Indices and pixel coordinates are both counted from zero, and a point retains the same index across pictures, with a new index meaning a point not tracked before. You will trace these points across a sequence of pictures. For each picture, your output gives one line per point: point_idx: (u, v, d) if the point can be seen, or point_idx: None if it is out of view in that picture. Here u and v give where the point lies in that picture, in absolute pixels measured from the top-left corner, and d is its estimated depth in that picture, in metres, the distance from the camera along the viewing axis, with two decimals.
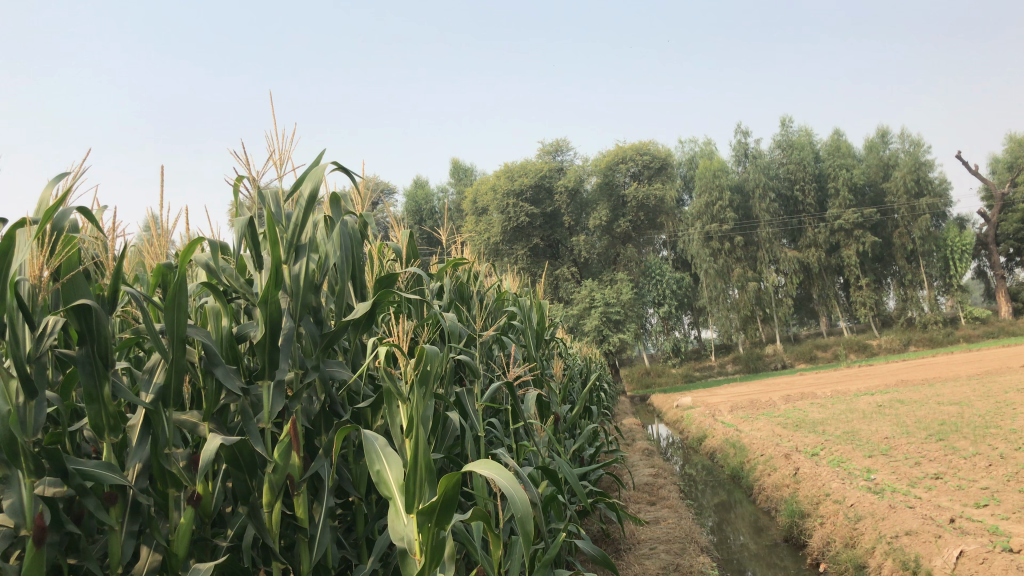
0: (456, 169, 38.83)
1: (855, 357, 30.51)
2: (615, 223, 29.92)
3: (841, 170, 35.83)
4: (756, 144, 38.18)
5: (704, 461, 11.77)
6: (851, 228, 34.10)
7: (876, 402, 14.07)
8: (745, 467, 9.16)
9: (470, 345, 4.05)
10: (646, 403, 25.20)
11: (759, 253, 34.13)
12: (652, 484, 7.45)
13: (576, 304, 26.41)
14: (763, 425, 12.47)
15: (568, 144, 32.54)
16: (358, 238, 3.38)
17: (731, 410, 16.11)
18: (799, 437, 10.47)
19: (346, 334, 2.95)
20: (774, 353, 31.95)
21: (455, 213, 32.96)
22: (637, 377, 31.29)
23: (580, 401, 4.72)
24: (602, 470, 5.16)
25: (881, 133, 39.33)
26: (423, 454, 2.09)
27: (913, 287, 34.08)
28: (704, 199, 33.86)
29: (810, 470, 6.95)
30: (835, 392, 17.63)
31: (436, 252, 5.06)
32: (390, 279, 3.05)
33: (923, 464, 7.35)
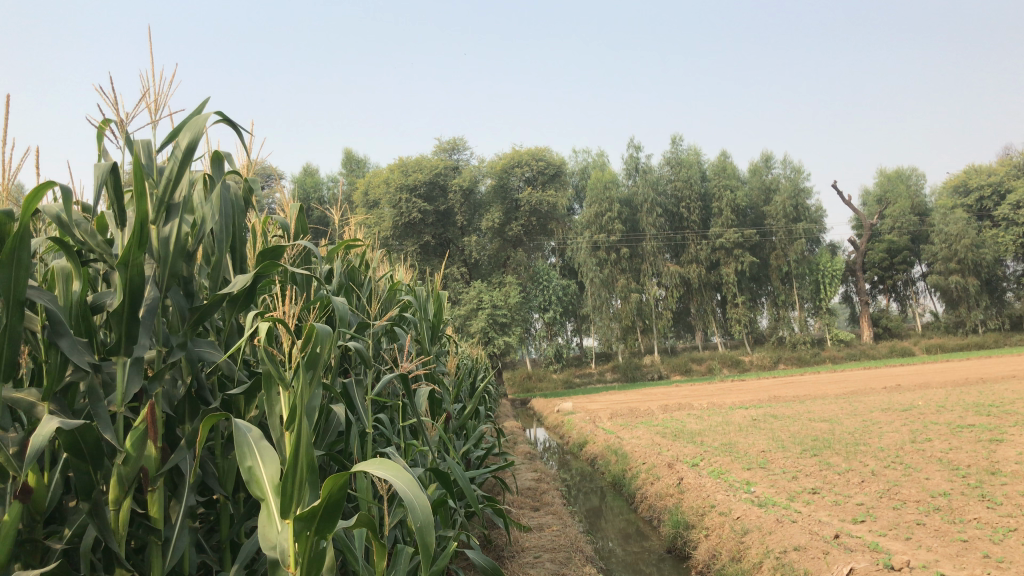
0: (348, 159, 37.98)
1: (729, 372, 31.51)
2: (507, 226, 29.79)
3: (726, 191, 37.05)
4: (647, 159, 38.96)
5: (584, 467, 11.71)
6: (731, 246, 35.29)
7: (751, 416, 14.41)
8: (627, 474, 9.13)
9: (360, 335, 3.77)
10: (527, 408, 25.13)
11: (643, 265, 34.73)
12: (535, 489, 7.27)
13: (463, 304, 26.09)
14: (643, 434, 12.56)
15: (465, 144, 32.27)
16: (241, 207, 3.05)
17: (611, 417, 16.19)
18: (679, 446, 10.54)
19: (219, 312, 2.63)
20: (652, 364, 32.54)
21: (344, 204, 32.13)
22: (518, 380, 31.23)
23: (472, 401, 4.42)
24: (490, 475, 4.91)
25: (765, 157, 40.81)
26: (305, 448, 1.78)
27: (785, 307, 35.51)
28: (594, 209, 34.06)
29: (694, 480, 6.91)
30: (711, 405, 18.01)
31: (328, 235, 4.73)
32: (275, 250, 2.75)
33: (800, 479, 7.46)
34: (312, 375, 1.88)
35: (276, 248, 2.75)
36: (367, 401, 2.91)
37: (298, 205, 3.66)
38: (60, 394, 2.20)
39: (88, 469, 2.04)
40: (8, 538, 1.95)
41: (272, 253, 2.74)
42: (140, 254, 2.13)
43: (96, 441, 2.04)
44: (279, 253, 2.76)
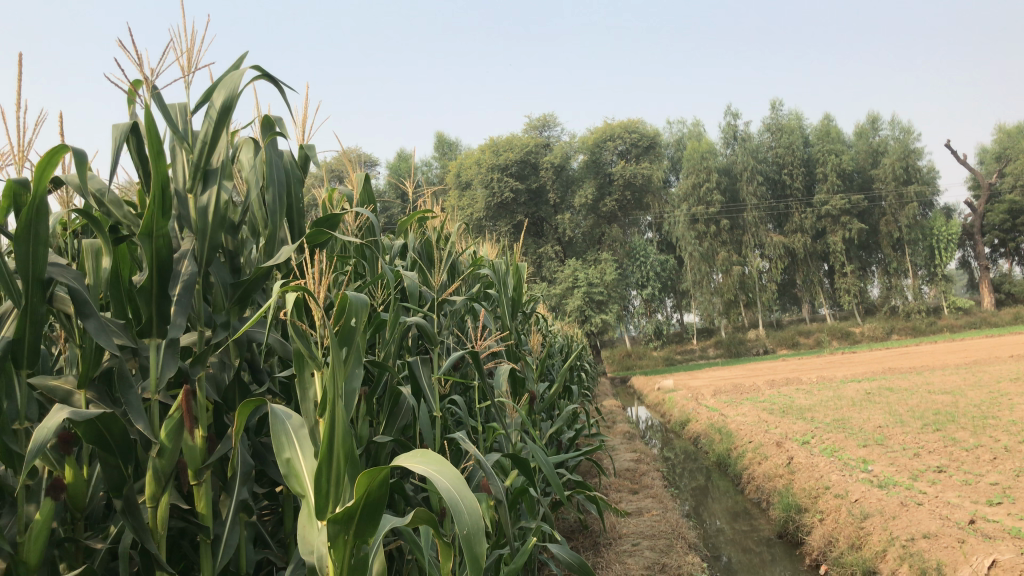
0: (441, 143, 38.15)
1: (839, 345, 30.23)
2: (601, 202, 29.34)
3: (830, 155, 35.59)
4: (745, 126, 37.79)
5: (687, 447, 11.29)
6: (838, 214, 33.88)
7: (864, 389, 13.65)
8: (733, 453, 8.67)
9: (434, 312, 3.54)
10: (627, 386, 24.67)
11: (744, 237, 33.66)
12: (634, 471, 6.96)
13: (559, 283, 25.89)
14: (748, 410, 12.04)
15: (555, 120, 31.92)
16: (299, 177, 2.83)
17: (714, 395, 15.64)
18: (788, 423, 10.00)
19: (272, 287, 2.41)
20: (757, 338, 31.61)
21: (437, 186, 32.35)
22: (617, 358, 30.78)
23: (561, 379, 4.14)
24: (582, 458, 4.63)
25: (872, 118, 38.91)
26: (341, 436, 1.51)
27: (897, 275, 33.81)
28: (691, 180, 33.40)
29: (805, 460, 6.43)
30: (821, 378, 17.23)
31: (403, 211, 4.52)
32: (332, 217, 2.51)
33: (923, 456, 6.89)
34: (347, 353, 1.62)
35: (335, 213, 2.51)
36: (434, 381, 2.63)
37: (365, 173, 3.37)
38: (99, 381, 2.02)
39: (119, 465, 1.83)
40: (37, 539, 1.78)
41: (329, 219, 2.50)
42: (167, 223, 1.93)
43: (124, 431, 1.84)
44: (339, 219, 2.53)
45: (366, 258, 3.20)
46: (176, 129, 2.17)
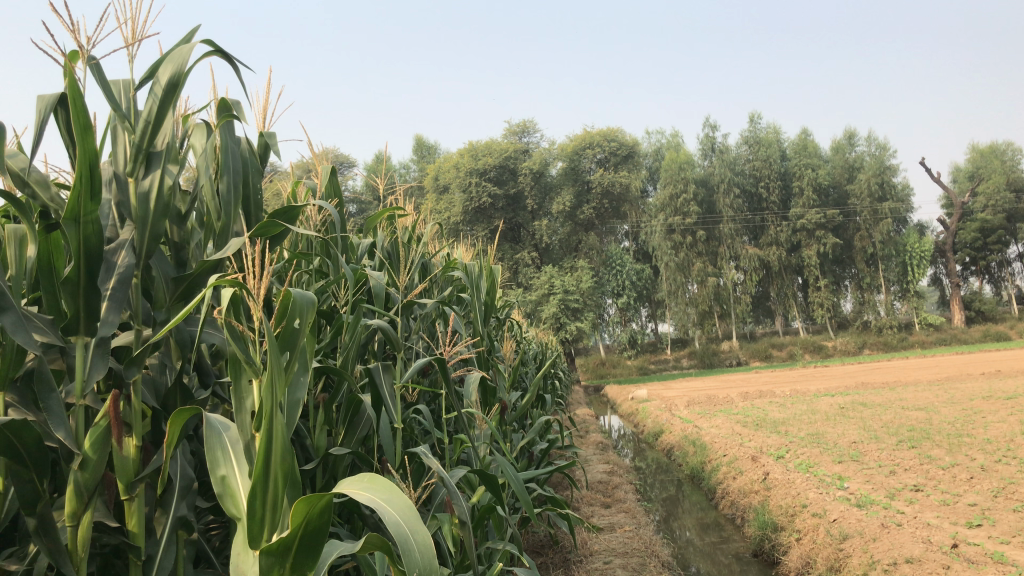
0: (419, 146, 37.93)
1: (811, 358, 30.32)
2: (578, 210, 29.26)
3: (806, 169, 35.82)
4: (723, 138, 37.97)
5: (659, 458, 11.14)
6: (813, 228, 34.08)
7: (838, 404, 13.60)
8: (706, 467, 8.53)
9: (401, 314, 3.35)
10: (601, 394, 24.54)
11: (720, 248, 33.71)
12: (607, 484, 6.79)
13: (535, 290, 25.76)
14: (722, 423, 11.93)
15: (535, 126, 31.85)
16: (257, 168, 2.64)
17: (687, 405, 15.55)
18: (761, 437, 9.89)
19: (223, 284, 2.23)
20: (730, 349, 31.66)
21: (414, 189, 32.13)
22: (591, 366, 30.63)
23: (532, 389, 3.94)
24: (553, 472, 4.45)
25: (848, 134, 39.23)
26: (279, 452, 1.33)
27: (870, 290, 34.01)
28: (669, 190, 33.49)
29: (781, 476, 6.29)
30: (794, 391, 17.20)
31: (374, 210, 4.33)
32: (289, 209, 2.33)
33: (899, 474, 6.79)
34: (291, 356, 1.44)
35: (294, 206, 2.33)
36: (395, 390, 2.44)
37: (331, 167, 3.15)
38: (21, 382, 1.81)
39: (32, 477, 1.64)
40: None
41: (286, 212, 2.32)
42: (96, 208, 1.73)
43: (40, 441, 1.65)
44: (298, 212, 2.34)
45: (330, 256, 3.00)
46: (119, 105, 1.98)
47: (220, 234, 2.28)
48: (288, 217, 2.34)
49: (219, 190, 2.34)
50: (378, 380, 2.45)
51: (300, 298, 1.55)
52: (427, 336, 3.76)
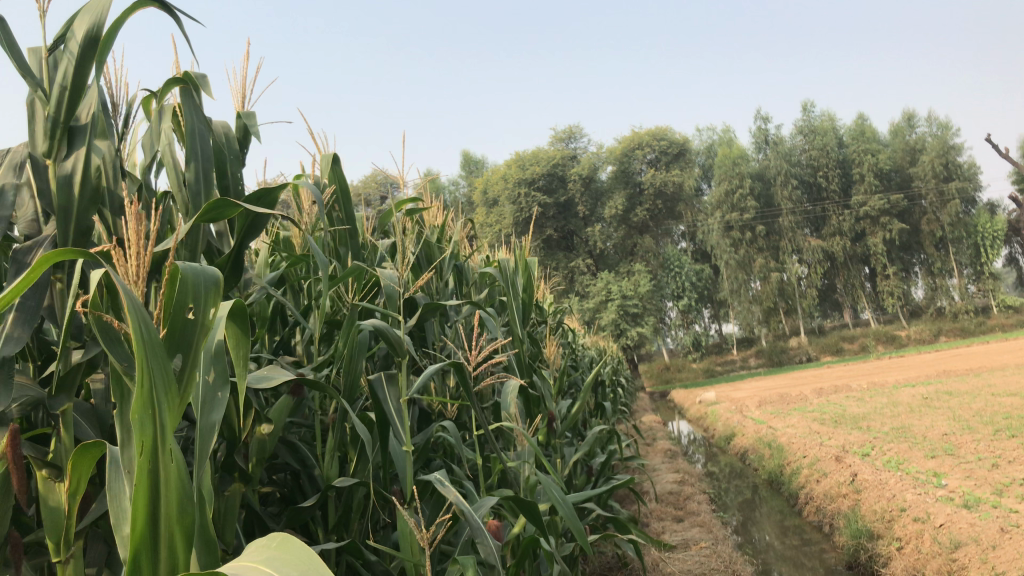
0: (467, 161, 37.85)
1: (884, 349, 29.10)
2: (632, 213, 28.67)
3: (866, 155, 34.73)
4: (777, 130, 37.05)
5: (733, 463, 10.53)
6: (877, 215, 32.92)
7: (921, 394, 12.78)
8: (785, 470, 7.93)
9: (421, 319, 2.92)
10: (668, 400, 23.91)
11: (781, 243, 32.70)
12: (678, 494, 6.28)
13: (592, 297, 25.29)
14: (798, 422, 11.27)
15: (582, 131, 31.45)
16: (238, 153, 2.24)
17: (759, 406, 14.88)
18: (842, 434, 9.24)
19: None
20: (799, 346, 30.62)
21: (464, 204, 31.97)
22: (656, 372, 29.78)
23: (583, 397, 3.48)
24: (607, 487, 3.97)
25: (907, 116, 37.95)
26: (172, 496, 0.93)
27: (942, 275, 32.56)
28: (723, 187, 32.78)
29: (872, 476, 5.68)
30: (872, 385, 16.34)
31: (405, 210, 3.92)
32: (266, 193, 1.93)
33: (1003, 468, 6.12)
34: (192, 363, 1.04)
35: (278, 183, 1.93)
36: (403, 408, 1.92)
37: (331, 153, 2.75)
38: None
39: None
40: None
41: (269, 192, 1.93)
42: None
43: None
44: (280, 193, 1.95)
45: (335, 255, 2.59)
46: (29, 74, 1.60)
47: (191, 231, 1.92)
48: (272, 201, 1.96)
49: (190, 182, 1.98)
50: (381, 395, 1.92)
51: (200, 278, 1.14)
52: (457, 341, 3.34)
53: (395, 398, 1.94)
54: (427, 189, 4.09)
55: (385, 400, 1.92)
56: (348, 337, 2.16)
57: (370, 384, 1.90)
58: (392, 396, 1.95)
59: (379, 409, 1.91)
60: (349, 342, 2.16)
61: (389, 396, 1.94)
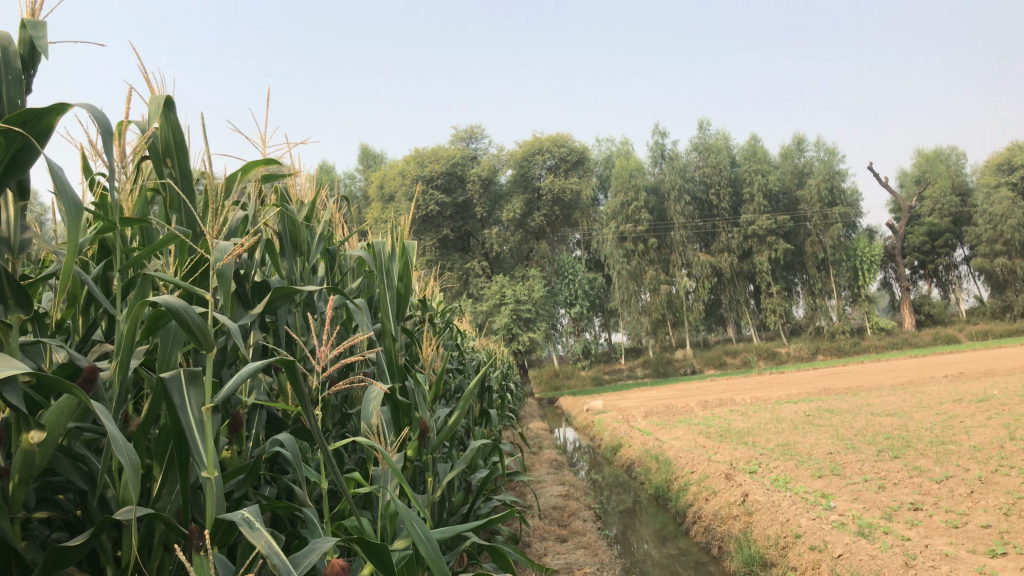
0: (365, 155, 36.95)
1: (765, 365, 29.85)
2: (529, 218, 28.43)
3: (756, 175, 35.67)
4: (673, 145, 37.69)
5: (618, 474, 10.30)
6: (764, 234, 33.83)
7: (803, 411, 12.91)
8: (672, 486, 7.69)
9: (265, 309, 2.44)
10: (555, 407, 23.75)
11: (671, 256, 33.19)
12: (563, 510, 5.91)
13: (486, 299, 24.94)
14: (683, 434, 11.16)
15: (483, 132, 31.09)
16: (15, 77, 1.69)
17: (645, 416, 14.80)
18: (728, 450, 9.13)
19: None
20: (684, 358, 31.10)
21: (359, 199, 31.13)
22: (545, 378, 29.55)
23: (462, 406, 3.02)
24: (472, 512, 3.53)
25: (797, 140, 39.28)
26: None
27: (822, 296, 33.69)
28: (620, 198, 33.05)
29: (763, 497, 5.46)
30: (754, 399, 16.52)
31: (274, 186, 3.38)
32: (36, 117, 1.44)
33: (890, 490, 6.02)
34: None
35: (56, 106, 1.45)
36: (207, 423, 1.40)
37: (166, 97, 2.25)
38: None
39: None
40: None
41: (46, 115, 1.45)
42: None
43: None
44: (57, 120, 1.47)
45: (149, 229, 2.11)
46: None
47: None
48: (47, 129, 1.48)
49: None
50: (179, 405, 1.39)
51: None
52: (307, 339, 2.88)
53: (197, 407, 1.40)
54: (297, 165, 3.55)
55: (185, 409, 1.40)
56: (135, 318, 1.66)
57: (162, 391, 1.37)
58: (196, 401, 1.42)
59: (173, 423, 1.39)
60: (135, 324, 1.66)
61: (191, 404, 1.41)
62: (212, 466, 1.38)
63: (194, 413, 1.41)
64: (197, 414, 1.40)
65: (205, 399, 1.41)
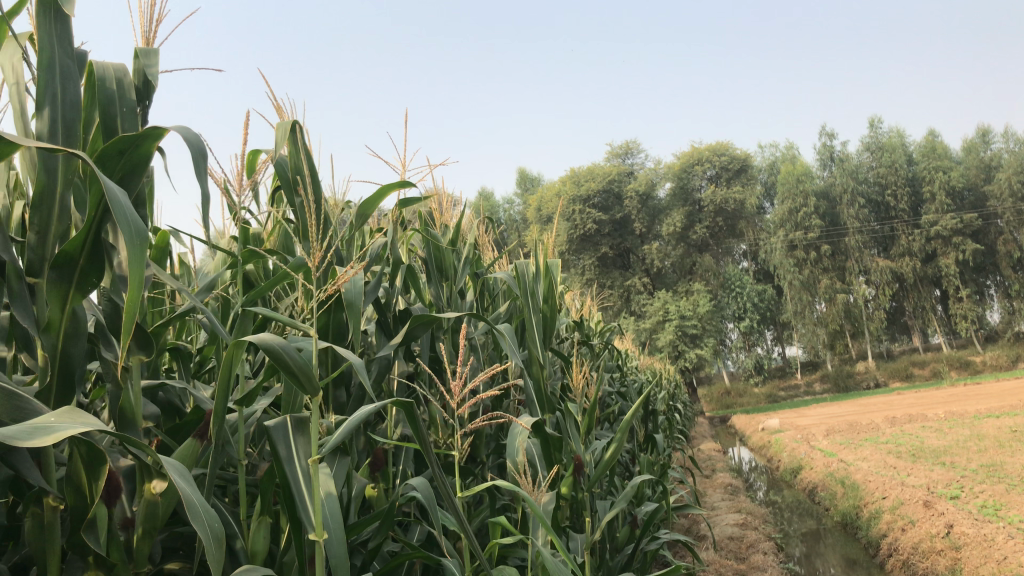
0: (524, 178, 37.44)
1: (958, 375, 27.49)
2: (690, 231, 27.73)
3: (937, 172, 33.26)
4: (842, 147, 35.89)
5: (799, 499, 9.63)
6: (950, 234, 31.37)
7: (1008, 427, 11.65)
8: (861, 513, 7.04)
9: (402, 342, 2.29)
10: (727, 426, 22.88)
11: (847, 263, 31.39)
12: (740, 541, 5.49)
13: (649, 317, 24.51)
14: (871, 455, 10.32)
15: (639, 147, 30.77)
16: (131, 99, 1.58)
17: (826, 435, 13.90)
18: (924, 471, 8.31)
19: (29, 293, 1.28)
20: (866, 371, 29.21)
21: (519, 223, 31.60)
22: (716, 397, 28.53)
23: (620, 435, 2.75)
24: (635, 549, 3.24)
25: (982, 132, 36.37)
26: None
27: (1020, 299, 30.76)
28: (787, 205, 31.72)
29: (973, 531, 4.87)
30: (949, 414, 15.16)
31: (416, 215, 3.28)
32: (134, 140, 1.34)
33: None
34: None
35: (155, 130, 1.35)
36: (313, 478, 1.28)
37: (293, 121, 2.15)
38: None
39: None
40: None
41: (143, 141, 1.36)
42: None
43: None
44: (155, 146, 1.37)
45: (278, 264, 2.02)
46: None
47: (38, 196, 1.31)
48: (145, 155, 1.39)
49: (41, 133, 1.34)
50: (285, 455, 1.30)
51: None
52: (448, 370, 2.72)
53: (304, 458, 1.31)
54: (437, 194, 3.42)
55: (292, 460, 1.31)
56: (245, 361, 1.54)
57: (268, 441, 1.30)
58: (304, 452, 1.33)
59: (282, 478, 1.29)
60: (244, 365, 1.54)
61: (298, 456, 1.32)
62: (321, 527, 1.27)
63: (302, 464, 1.32)
64: (304, 467, 1.31)
65: (312, 450, 1.30)
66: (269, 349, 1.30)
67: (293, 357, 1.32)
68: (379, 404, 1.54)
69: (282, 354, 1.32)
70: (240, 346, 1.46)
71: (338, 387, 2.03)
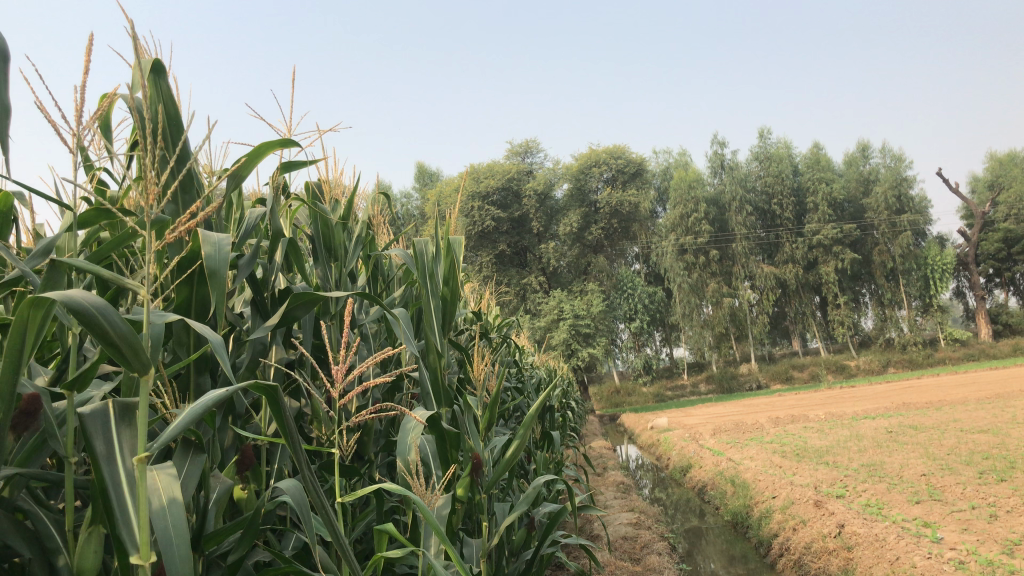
0: (422, 173, 36.93)
1: (834, 379, 28.71)
2: (586, 231, 27.85)
3: (820, 183, 34.47)
4: (733, 155, 36.78)
5: (687, 497, 9.69)
6: (830, 243, 32.58)
7: (884, 428, 12.08)
8: (750, 512, 7.07)
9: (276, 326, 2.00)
10: (616, 424, 23.10)
11: (733, 268, 32.29)
12: (634, 542, 5.37)
13: (544, 315, 24.50)
14: (757, 454, 10.49)
15: (538, 146, 30.72)
16: None
17: (714, 433, 14.14)
18: (809, 471, 8.46)
19: None
20: (749, 372, 30.16)
21: (417, 217, 31.11)
22: (605, 395, 28.85)
23: (521, 433, 2.52)
24: (531, 555, 3.02)
25: (863, 146, 37.95)
26: None
27: (892, 306, 32.32)
28: (678, 210, 32.29)
29: (864, 531, 4.90)
30: (829, 415, 15.66)
31: (307, 188, 2.96)
32: None
33: (1002, 519, 5.34)
34: None
35: None
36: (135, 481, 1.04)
37: (155, 59, 1.84)
38: None
39: None
40: None
41: None
42: None
43: None
44: None
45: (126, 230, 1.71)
46: None
47: None
48: None
49: None
50: (101, 452, 1.07)
51: None
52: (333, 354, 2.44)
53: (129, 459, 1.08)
54: (328, 170, 3.11)
55: (113, 459, 1.09)
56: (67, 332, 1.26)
57: (79, 439, 1.07)
58: (130, 448, 1.11)
59: (98, 482, 1.06)
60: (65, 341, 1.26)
61: (123, 456, 1.09)
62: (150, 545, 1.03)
63: (127, 466, 1.09)
64: (129, 469, 1.09)
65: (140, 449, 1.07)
66: (87, 313, 1.05)
67: (118, 324, 1.07)
68: (232, 388, 1.28)
69: (103, 327, 1.08)
70: (53, 310, 1.18)
71: (202, 372, 1.72)
